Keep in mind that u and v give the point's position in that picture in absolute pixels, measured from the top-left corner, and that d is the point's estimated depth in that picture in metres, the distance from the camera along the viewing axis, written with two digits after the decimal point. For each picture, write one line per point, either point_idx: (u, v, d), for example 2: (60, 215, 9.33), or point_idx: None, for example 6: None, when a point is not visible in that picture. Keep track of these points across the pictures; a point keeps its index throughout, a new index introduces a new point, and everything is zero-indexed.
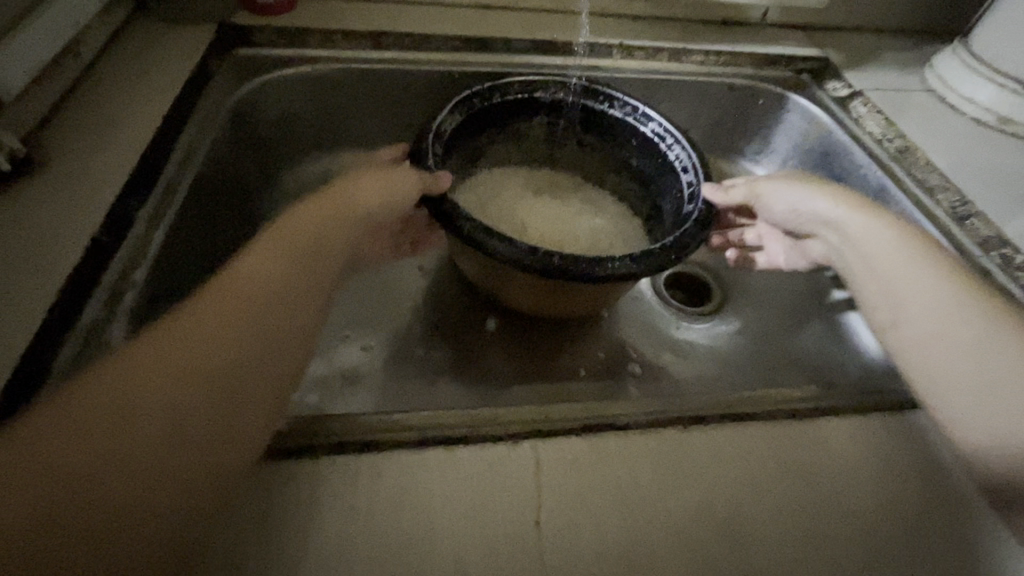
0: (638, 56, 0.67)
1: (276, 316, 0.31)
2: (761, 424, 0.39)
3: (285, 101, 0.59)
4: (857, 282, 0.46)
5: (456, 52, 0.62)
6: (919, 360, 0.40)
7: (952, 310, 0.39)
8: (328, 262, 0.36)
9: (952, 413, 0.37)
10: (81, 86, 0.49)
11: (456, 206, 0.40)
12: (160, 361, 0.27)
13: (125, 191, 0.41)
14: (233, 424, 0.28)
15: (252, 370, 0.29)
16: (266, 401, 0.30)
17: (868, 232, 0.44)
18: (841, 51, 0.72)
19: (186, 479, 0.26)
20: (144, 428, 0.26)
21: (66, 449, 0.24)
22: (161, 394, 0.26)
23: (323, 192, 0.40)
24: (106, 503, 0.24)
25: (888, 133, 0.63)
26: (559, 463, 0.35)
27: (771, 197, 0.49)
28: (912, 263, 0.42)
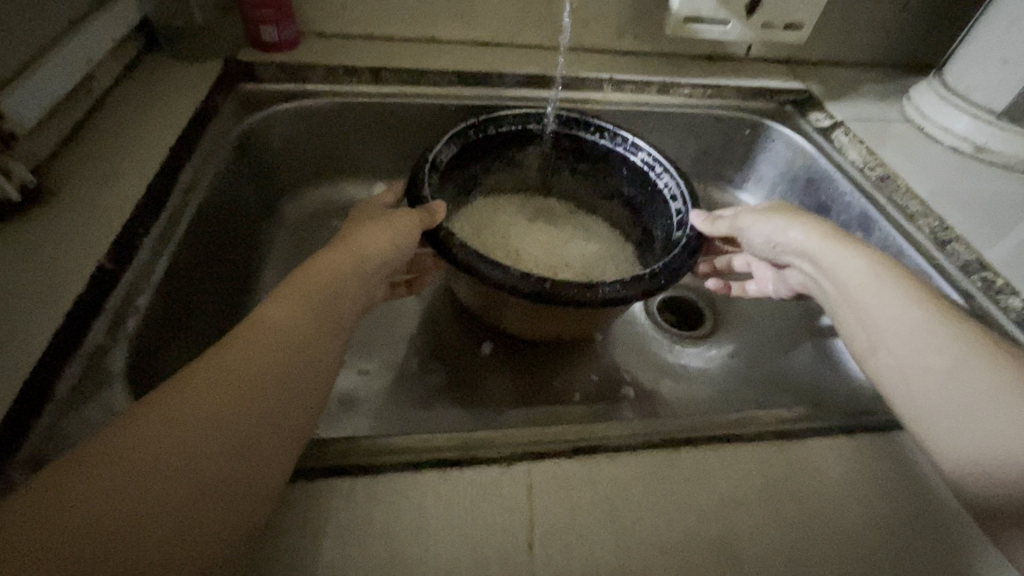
0: (627, 88, 0.70)
1: (306, 344, 0.32)
2: (753, 443, 0.35)
3: (290, 132, 0.63)
4: (837, 314, 0.42)
5: (451, 86, 0.66)
6: (905, 396, 0.35)
7: (925, 342, 0.35)
8: (348, 298, 0.37)
9: (939, 436, 0.33)
10: (92, 120, 0.53)
11: (453, 239, 0.42)
12: (206, 386, 0.28)
13: (132, 220, 0.44)
14: (250, 460, 0.27)
15: (271, 405, 0.29)
16: (299, 424, 0.30)
17: (841, 263, 0.41)
18: (821, 84, 0.76)
19: (233, 498, 0.26)
20: (163, 470, 0.24)
21: (121, 472, 0.24)
22: (209, 415, 0.27)
23: (339, 237, 0.42)
24: (162, 524, 0.24)
25: (869, 161, 0.64)
26: (552, 484, 0.32)
27: (745, 230, 0.47)
28: (882, 291, 0.38)
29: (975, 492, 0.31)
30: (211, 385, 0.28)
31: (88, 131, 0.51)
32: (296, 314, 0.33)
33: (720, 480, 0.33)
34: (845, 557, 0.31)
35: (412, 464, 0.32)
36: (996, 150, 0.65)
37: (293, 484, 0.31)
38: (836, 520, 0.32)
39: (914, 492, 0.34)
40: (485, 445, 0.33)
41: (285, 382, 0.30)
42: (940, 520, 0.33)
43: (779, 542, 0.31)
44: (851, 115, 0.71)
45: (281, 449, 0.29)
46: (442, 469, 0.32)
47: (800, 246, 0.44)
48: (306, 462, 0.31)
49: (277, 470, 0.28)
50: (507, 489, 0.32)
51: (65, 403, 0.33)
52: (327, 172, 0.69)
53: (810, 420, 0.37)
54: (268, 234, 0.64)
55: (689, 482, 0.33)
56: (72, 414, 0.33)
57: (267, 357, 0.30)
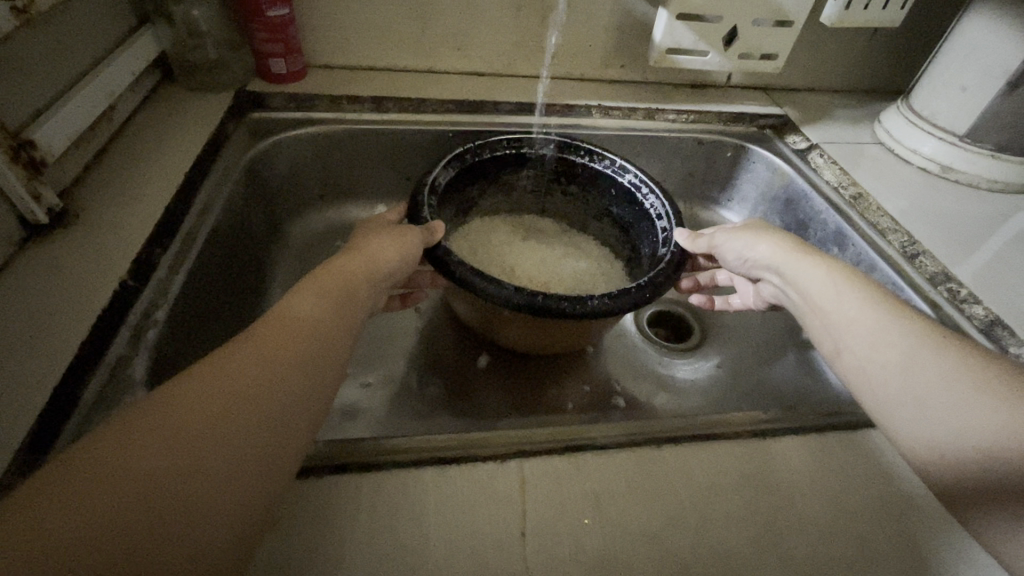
0: (615, 115, 0.74)
1: (321, 341, 0.35)
2: (728, 441, 0.38)
3: (296, 157, 0.66)
4: (806, 322, 0.45)
5: (449, 113, 0.70)
6: (870, 392, 0.38)
7: (882, 340, 0.38)
8: (356, 306, 0.40)
9: (902, 427, 0.35)
10: (113, 148, 0.56)
11: (451, 257, 0.46)
12: (234, 370, 0.30)
13: (151, 240, 0.47)
14: (272, 438, 0.29)
15: (284, 402, 0.31)
16: (314, 411, 0.33)
17: (805, 273, 0.45)
18: (797, 109, 0.81)
19: (258, 469, 0.28)
20: (199, 441, 0.27)
21: (162, 436, 0.26)
22: (239, 394, 0.29)
23: (348, 249, 0.45)
24: (199, 484, 0.26)
25: (843, 181, 0.68)
26: (544, 479, 0.35)
27: (720, 247, 0.51)
28: (842, 296, 0.42)
29: (936, 480, 0.34)
30: (228, 382, 0.30)
31: (109, 158, 0.55)
32: (308, 321, 0.36)
33: (699, 474, 0.36)
34: (814, 544, 0.33)
35: (412, 462, 0.35)
36: (962, 170, 0.69)
37: (298, 480, 0.33)
38: (805, 510, 0.35)
39: (880, 484, 0.37)
40: (482, 444, 0.36)
41: (298, 383, 0.32)
42: (903, 509, 0.36)
43: (755, 531, 0.33)
44: (825, 138, 0.76)
45: (293, 442, 0.31)
46: (442, 466, 0.35)
47: (768, 261, 0.48)
48: (313, 460, 0.34)
49: (296, 450, 0.30)
50: (502, 485, 0.34)
51: (91, 408, 0.35)
52: (332, 195, 0.72)
53: (783, 420, 0.39)
54: (275, 254, 0.67)
55: (670, 476, 0.35)
56: (97, 418, 0.35)
57: (287, 349, 0.33)
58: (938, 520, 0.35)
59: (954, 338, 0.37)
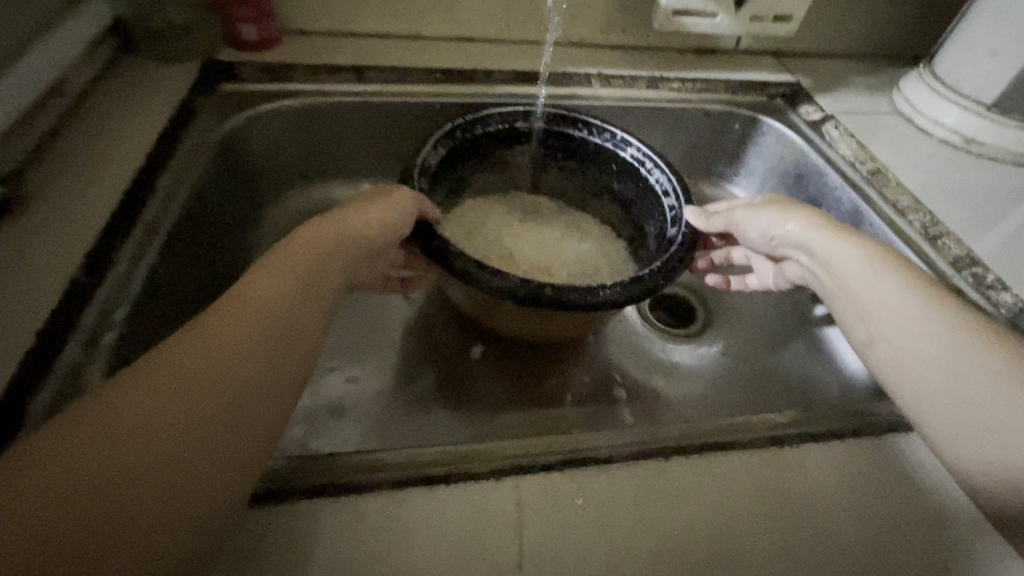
0: (616, 84, 0.69)
1: (286, 320, 0.32)
2: (746, 451, 0.35)
3: (273, 134, 0.61)
4: (831, 305, 0.43)
5: (437, 84, 0.64)
6: (908, 387, 0.36)
7: (925, 333, 0.36)
8: (330, 282, 0.36)
9: (937, 426, 0.34)
10: (66, 125, 0.51)
11: (448, 245, 0.42)
12: (184, 359, 0.28)
13: (108, 231, 0.42)
14: (229, 433, 0.27)
15: (242, 394, 0.28)
16: (280, 399, 0.30)
17: (838, 255, 0.42)
18: (812, 76, 0.75)
19: (213, 468, 0.26)
20: (143, 441, 0.25)
21: (103, 436, 0.24)
22: (188, 387, 0.27)
23: (330, 215, 0.40)
24: (144, 488, 0.24)
25: (860, 155, 0.64)
26: (543, 499, 0.32)
27: (741, 225, 0.47)
28: (879, 282, 0.39)
29: None
30: (174, 376, 0.27)
31: (61, 137, 0.50)
32: (269, 301, 0.32)
33: (714, 490, 0.33)
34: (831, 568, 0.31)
35: (396, 482, 0.31)
36: (987, 142, 0.65)
37: (253, 507, 0.29)
38: (823, 528, 0.32)
39: (900, 492, 0.35)
40: (473, 459, 0.33)
41: (262, 371, 0.29)
42: (925, 523, 0.33)
43: (770, 554, 0.31)
44: (840, 108, 0.71)
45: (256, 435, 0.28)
46: (428, 487, 0.32)
47: (797, 239, 0.44)
48: (282, 483, 0.30)
49: (259, 444, 0.28)
50: (498, 507, 0.31)
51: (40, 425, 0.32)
52: (313, 173, 0.67)
53: (803, 425, 0.37)
54: (253, 239, 0.62)
55: (681, 493, 0.33)
56: None
57: (245, 333, 0.30)
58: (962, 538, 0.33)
59: (999, 334, 0.35)
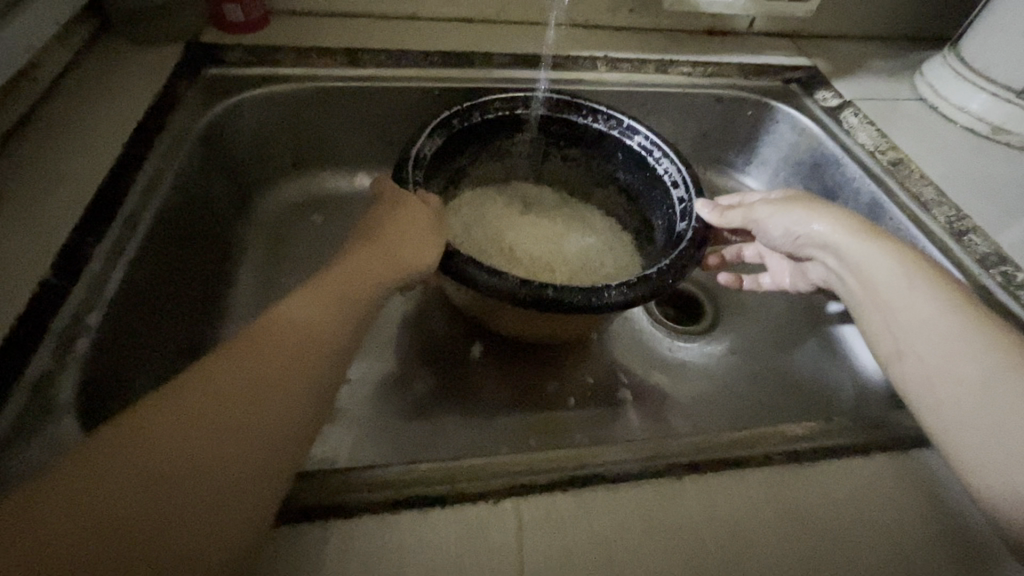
0: (623, 68, 0.65)
1: (319, 346, 0.32)
2: (758, 470, 0.33)
3: (261, 121, 0.58)
4: (858, 312, 0.42)
5: (434, 68, 0.61)
6: (932, 404, 0.35)
7: (960, 352, 0.35)
8: (364, 303, 0.36)
9: (965, 449, 0.33)
10: (39, 112, 0.48)
11: (453, 252, 0.40)
12: (220, 385, 0.27)
13: (81, 228, 0.40)
14: (260, 464, 0.27)
15: (277, 422, 0.28)
16: (308, 427, 0.29)
17: (869, 258, 0.41)
18: (829, 59, 0.71)
19: (244, 500, 0.26)
20: (180, 471, 0.24)
21: (143, 462, 0.24)
22: (226, 415, 0.27)
23: (361, 238, 0.41)
24: (180, 520, 0.24)
25: (880, 144, 0.60)
26: (545, 522, 0.30)
27: (763, 222, 0.45)
28: (914, 292, 0.38)
29: None
30: (204, 400, 0.27)
31: (35, 127, 0.47)
32: (303, 328, 0.32)
33: (724, 513, 0.31)
34: None
35: (389, 504, 0.30)
36: (1015, 130, 0.61)
37: (278, 529, 0.29)
38: (838, 553, 0.31)
39: (915, 514, 0.33)
40: (471, 478, 0.31)
41: (295, 399, 0.29)
42: (944, 548, 0.32)
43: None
44: (860, 94, 0.67)
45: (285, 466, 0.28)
46: (423, 508, 0.30)
47: (824, 240, 0.43)
48: (285, 503, 0.29)
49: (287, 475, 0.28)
50: (496, 532, 0.30)
51: (6, 439, 0.30)
52: (306, 163, 0.64)
53: (815, 439, 0.35)
54: (242, 232, 0.59)
55: (690, 515, 0.31)
56: (13, 454, 0.30)
57: (280, 360, 0.30)
58: (980, 564, 0.32)
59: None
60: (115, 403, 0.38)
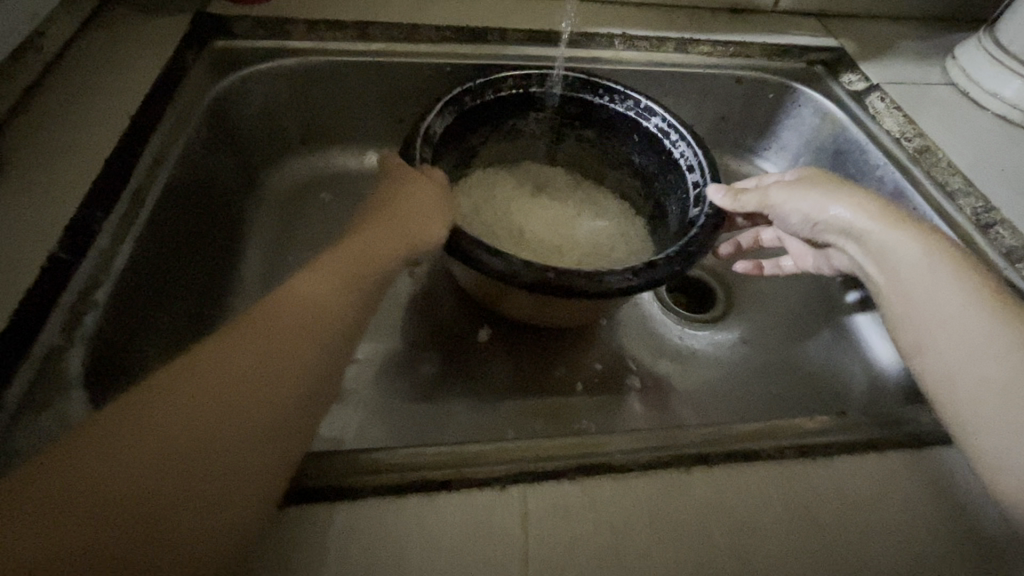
0: (642, 46, 0.63)
1: (327, 323, 0.31)
2: (770, 464, 0.33)
3: (270, 95, 0.57)
4: (882, 301, 0.41)
5: (447, 44, 0.59)
6: (951, 404, 0.34)
7: (988, 348, 0.34)
8: (373, 279, 0.36)
9: (985, 448, 0.32)
10: (47, 83, 0.47)
11: (458, 230, 0.39)
12: (228, 360, 0.27)
13: (90, 202, 0.39)
14: (268, 441, 0.26)
15: (285, 398, 0.28)
16: (315, 405, 0.29)
17: (894, 246, 0.39)
18: (857, 40, 0.68)
19: (252, 477, 0.26)
20: (187, 446, 0.24)
21: (152, 436, 0.24)
22: (232, 390, 0.26)
23: (369, 213, 0.40)
24: (188, 496, 0.24)
25: (906, 130, 0.58)
26: (551, 512, 0.30)
27: (780, 207, 0.43)
28: (941, 284, 0.37)
29: None
30: (201, 392, 0.26)
31: (41, 98, 0.46)
32: (305, 314, 0.31)
33: (733, 506, 0.31)
34: None
35: (396, 488, 0.30)
36: None
37: (283, 509, 0.29)
38: (846, 549, 0.31)
39: (927, 513, 0.33)
40: (478, 464, 0.31)
41: (303, 375, 0.29)
42: (956, 548, 0.32)
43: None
44: (887, 77, 0.64)
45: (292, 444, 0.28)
46: (428, 493, 0.30)
47: (846, 225, 0.41)
48: (292, 484, 0.29)
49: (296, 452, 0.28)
50: (501, 519, 0.30)
51: (16, 412, 0.30)
52: (314, 139, 0.63)
53: (827, 434, 0.35)
54: (251, 209, 0.59)
55: (699, 508, 0.31)
56: (23, 427, 0.30)
57: (288, 336, 0.29)
58: (992, 565, 0.31)
59: None
60: (124, 379, 0.38)
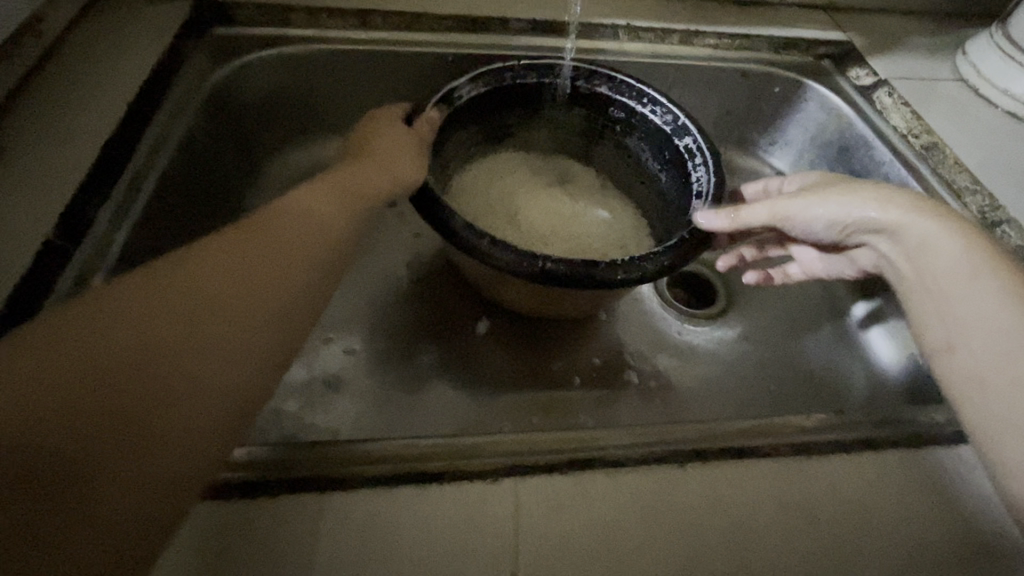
0: (646, 38, 0.62)
1: (293, 262, 0.31)
2: (767, 462, 0.33)
3: (271, 83, 0.56)
4: (914, 300, 0.40)
5: (449, 33, 0.59)
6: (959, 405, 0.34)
7: (1023, 347, 0.33)
8: (347, 226, 0.35)
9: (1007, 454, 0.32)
10: (45, 68, 0.47)
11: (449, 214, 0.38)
12: (182, 282, 0.27)
13: (87, 187, 0.39)
14: (219, 368, 0.26)
15: (242, 329, 0.27)
16: (277, 341, 0.28)
17: (927, 243, 0.38)
18: (866, 34, 0.67)
19: (204, 401, 0.25)
20: (123, 357, 0.24)
21: (85, 343, 0.23)
22: (181, 309, 0.26)
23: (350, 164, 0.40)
24: (126, 409, 0.23)
25: (913, 127, 0.57)
26: (543, 505, 0.30)
27: (804, 215, 0.42)
28: (978, 281, 0.36)
29: None
30: (112, 355, 0.23)
31: (40, 82, 0.46)
32: (260, 266, 0.29)
33: (728, 503, 0.31)
34: None
35: (388, 479, 0.30)
36: None
37: (273, 495, 0.29)
38: (840, 548, 0.30)
39: (923, 512, 0.32)
40: (473, 456, 0.31)
41: (260, 308, 0.28)
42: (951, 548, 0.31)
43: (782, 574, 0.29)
44: (896, 72, 0.63)
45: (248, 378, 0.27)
46: (421, 484, 0.30)
47: (875, 224, 0.40)
48: (283, 471, 0.30)
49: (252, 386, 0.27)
50: (493, 511, 0.29)
51: None
52: (315, 129, 0.63)
53: (825, 433, 0.35)
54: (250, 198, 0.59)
55: (694, 504, 0.31)
56: None
57: (250, 269, 0.29)
58: (987, 565, 0.31)
59: None
60: None
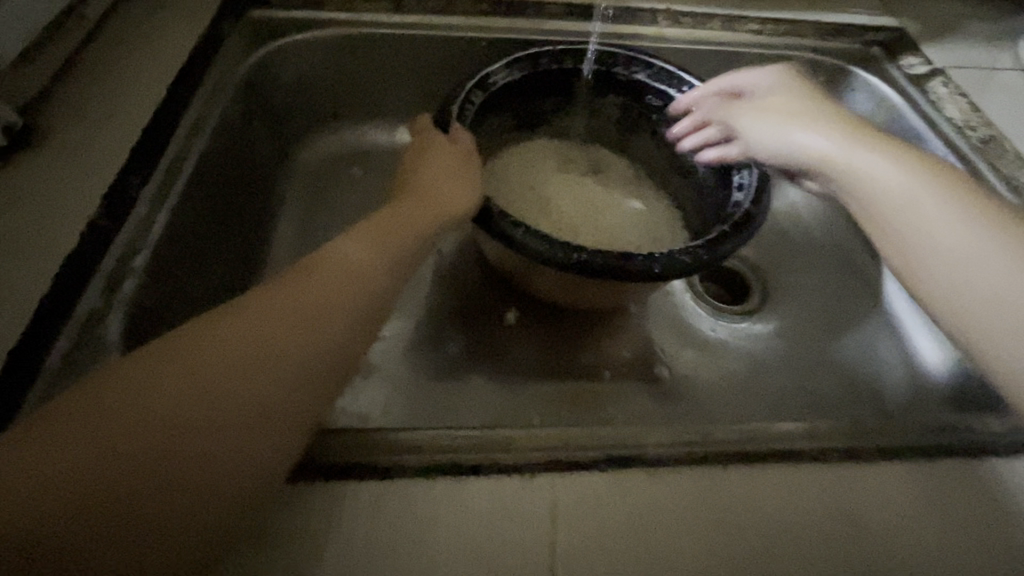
0: (687, 23, 0.60)
1: (343, 297, 0.31)
2: (812, 468, 0.32)
3: (305, 67, 0.56)
4: None
5: (484, 17, 0.58)
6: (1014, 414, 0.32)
7: None
8: (398, 252, 0.35)
9: None
10: (86, 50, 0.47)
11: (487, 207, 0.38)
12: (238, 324, 0.28)
13: (128, 168, 0.40)
14: (268, 405, 0.26)
15: (291, 365, 0.28)
16: (327, 374, 0.29)
17: None
18: (921, 20, 0.64)
19: (254, 434, 0.26)
20: (182, 395, 0.25)
21: (150, 386, 0.25)
22: (234, 349, 0.27)
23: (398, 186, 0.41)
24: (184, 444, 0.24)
25: (971, 119, 0.54)
26: (579, 502, 0.29)
27: None
28: None
29: None
30: (175, 396, 0.25)
31: (82, 63, 0.46)
32: (311, 303, 0.30)
33: (770, 506, 0.30)
34: None
35: (423, 470, 0.30)
36: None
37: (311, 484, 0.29)
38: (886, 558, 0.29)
39: (975, 524, 0.31)
40: (508, 450, 0.31)
41: (310, 345, 0.28)
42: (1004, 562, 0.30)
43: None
44: (952, 61, 0.60)
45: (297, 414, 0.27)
46: (456, 476, 0.30)
47: None
48: (318, 460, 0.29)
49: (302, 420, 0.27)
50: (529, 506, 0.29)
51: (57, 373, 0.31)
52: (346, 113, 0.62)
53: (872, 438, 0.33)
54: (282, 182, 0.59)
55: (734, 506, 0.30)
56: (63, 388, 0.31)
57: (302, 305, 0.29)
58: None
59: None
60: None
